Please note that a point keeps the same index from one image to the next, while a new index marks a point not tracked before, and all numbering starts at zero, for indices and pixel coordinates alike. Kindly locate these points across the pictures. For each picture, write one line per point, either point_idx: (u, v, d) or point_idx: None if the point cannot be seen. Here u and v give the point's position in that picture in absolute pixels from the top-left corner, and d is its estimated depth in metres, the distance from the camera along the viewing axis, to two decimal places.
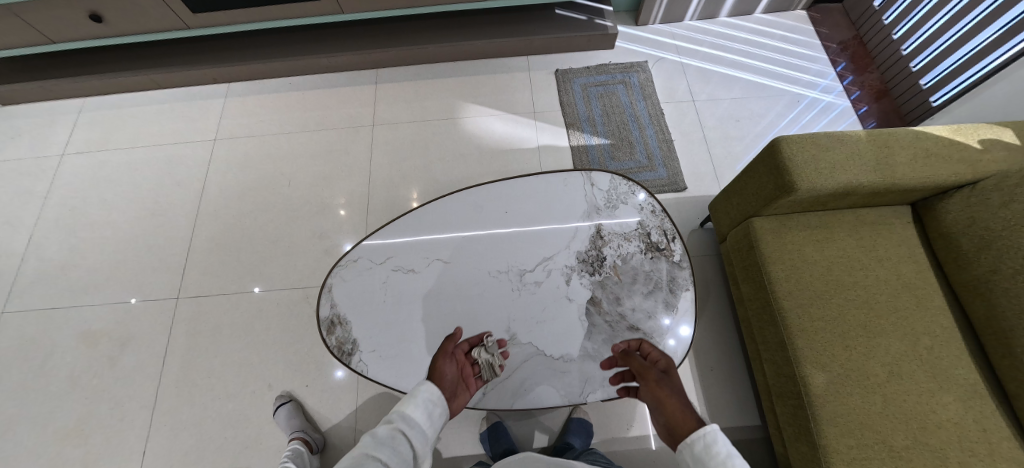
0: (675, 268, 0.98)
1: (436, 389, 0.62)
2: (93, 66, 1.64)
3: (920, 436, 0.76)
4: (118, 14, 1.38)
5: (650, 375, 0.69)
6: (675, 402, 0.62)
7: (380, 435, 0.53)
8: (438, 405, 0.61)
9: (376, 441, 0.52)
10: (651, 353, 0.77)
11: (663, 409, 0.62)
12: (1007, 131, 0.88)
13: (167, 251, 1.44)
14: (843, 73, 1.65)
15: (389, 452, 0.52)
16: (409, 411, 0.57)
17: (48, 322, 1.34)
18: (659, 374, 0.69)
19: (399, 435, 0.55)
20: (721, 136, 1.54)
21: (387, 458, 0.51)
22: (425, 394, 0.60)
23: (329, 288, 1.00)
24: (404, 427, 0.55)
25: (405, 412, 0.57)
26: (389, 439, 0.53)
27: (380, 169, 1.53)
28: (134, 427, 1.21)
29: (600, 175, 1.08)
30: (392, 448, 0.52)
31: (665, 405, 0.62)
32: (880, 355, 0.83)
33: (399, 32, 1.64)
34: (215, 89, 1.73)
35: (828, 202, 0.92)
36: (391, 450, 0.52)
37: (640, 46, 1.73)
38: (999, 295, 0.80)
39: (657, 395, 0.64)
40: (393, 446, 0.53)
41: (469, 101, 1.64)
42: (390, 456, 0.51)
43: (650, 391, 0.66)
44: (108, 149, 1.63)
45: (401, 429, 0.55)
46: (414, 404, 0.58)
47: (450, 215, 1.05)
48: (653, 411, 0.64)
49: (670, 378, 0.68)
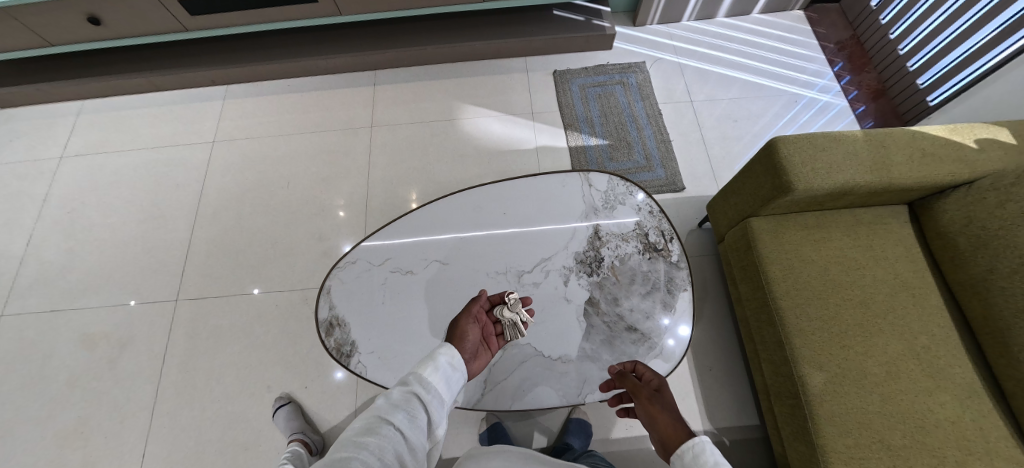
0: (673, 268, 0.98)
1: (454, 354, 0.57)
2: (92, 68, 1.64)
3: (918, 435, 0.76)
4: (117, 17, 1.38)
5: (641, 391, 0.67)
6: (667, 419, 0.60)
7: (393, 399, 0.47)
8: (455, 372, 0.55)
9: (389, 406, 0.46)
10: (642, 369, 0.75)
11: (656, 426, 0.60)
12: (1003, 131, 0.88)
13: (166, 253, 1.44)
14: (840, 73, 1.65)
15: (405, 416, 0.45)
16: (426, 375, 0.51)
17: (47, 325, 1.34)
18: (651, 391, 0.67)
19: (416, 399, 0.48)
20: (719, 136, 1.55)
21: (403, 423, 0.44)
22: (444, 358, 0.55)
23: (328, 290, 1.00)
24: (421, 392, 0.49)
25: (422, 376, 0.51)
26: (404, 403, 0.47)
27: (378, 171, 1.53)
28: (133, 429, 1.21)
29: (597, 175, 1.09)
30: (408, 413, 0.46)
31: (657, 422, 0.60)
32: (878, 355, 0.83)
33: (397, 34, 1.65)
34: (213, 91, 1.73)
35: (826, 202, 0.92)
36: (407, 415, 0.45)
37: (638, 47, 1.73)
38: (995, 294, 0.81)
39: (649, 413, 0.63)
40: (410, 409, 0.46)
41: (468, 102, 1.64)
42: (407, 422, 0.45)
43: (643, 409, 0.64)
44: (107, 151, 1.63)
45: (418, 394, 0.49)
46: (430, 369, 0.52)
47: (448, 216, 1.05)
48: (647, 429, 0.62)
49: (662, 396, 0.67)
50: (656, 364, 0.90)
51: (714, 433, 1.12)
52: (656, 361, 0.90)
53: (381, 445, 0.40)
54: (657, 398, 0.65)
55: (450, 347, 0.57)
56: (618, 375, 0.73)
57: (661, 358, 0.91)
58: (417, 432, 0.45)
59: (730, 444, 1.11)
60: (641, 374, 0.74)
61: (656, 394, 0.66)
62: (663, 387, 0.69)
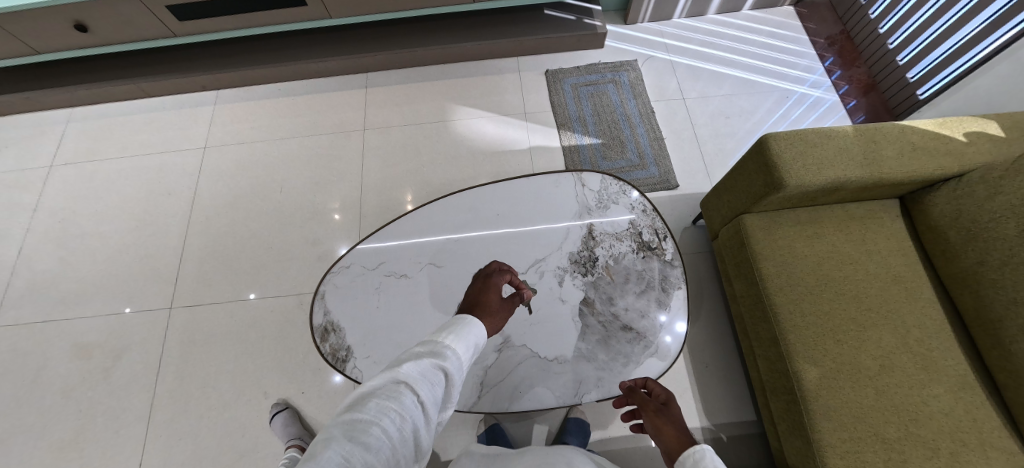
0: (667, 267, 0.98)
1: (479, 335, 0.54)
2: (80, 75, 1.62)
3: (912, 427, 0.77)
4: (104, 24, 1.37)
5: (648, 406, 0.69)
6: (673, 435, 0.62)
7: (420, 367, 0.43)
8: (476, 351, 0.53)
9: (416, 374, 0.42)
10: (651, 384, 0.75)
11: (663, 437, 0.63)
12: (992, 123, 0.88)
13: (159, 260, 1.43)
14: (831, 68, 1.66)
15: (430, 388, 0.42)
16: (453, 347, 0.48)
17: (40, 336, 1.33)
18: (659, 406, 0.69)
19: (441, 371, 0.45)
20: (711, 133, 1.55)
21: (427, 395, 0.41)
22: (472, 334, 0.53)
23: (322, 295, 0.99)
24: (446, 365, 0.46)
25: (448, 347, 0.48)
26: (430, 372, 0.43)
27: (372, 174, 1.52)
28: (128, 440, 1.19)
29: (591, 175, 1.09)
30: (432, 386, 0.43)
31: (664, 434, 0.63)
32: (871, 349, 0.83)
33: (388, 36, 1.64)
34: (203, 97, 1.72)
35: (817, 197, 0.92)
36: (433, 387, 0.42)
37: (629, 45, 1.73)
38: (986, 287, 0.81)
39: (656, 424, 0.65)
40: (435, 382, 0.43)
41: (460, 103, 1.64)
42: (432, 395, 0.42)
43: (649, 421, 0.66)
44: (97, 159, 1.61)
45: (445, 366, 0.45)
46: (457, 342, 0.49)
47: (442, 219, 1.05)
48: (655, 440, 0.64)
49: (669, 412, 0.68)
50: (652, 363, 0.90)
51: (712, 429, 1.12)
52: (651, 360, 0.90)
53: (402, 418, 0.37)
54: (666, 415, 0.67)
55: (477, 323, 0.54)
56: (627, 389, 0.74)
57: (656, 357, 0.91)
58: (435, 407, 0.42)
59: (727, 440, 1.11)
60: (650, 389, 0.74)
61: (664, 411, 0.67)
62: (671, 402, 0.70)
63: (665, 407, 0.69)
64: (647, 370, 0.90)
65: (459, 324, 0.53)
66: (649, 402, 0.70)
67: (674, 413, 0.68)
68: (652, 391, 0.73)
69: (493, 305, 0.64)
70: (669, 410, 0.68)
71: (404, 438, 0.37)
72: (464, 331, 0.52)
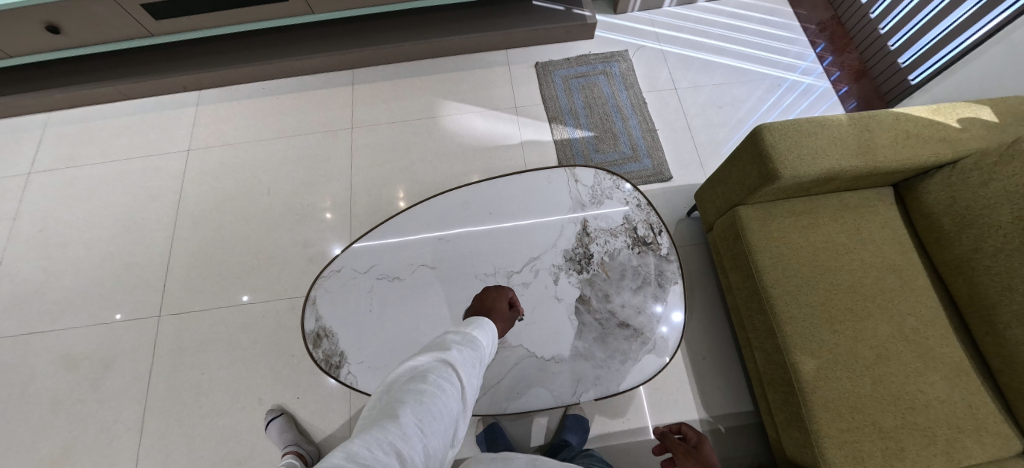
0: (663, 262, 0.98)
1: (496, 333, 0.61)
2: (54, 78, 1.57)
3: (909, 415, 0.77)
4: (78, 24, 1.32)
5: (679, 448, 0.82)
6: None
7: (462, 352, 0.50)
8: (495, 345, 0.60)
9: (460, 358, 0.49)
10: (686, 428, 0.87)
11: None
12: (985, 109, 0.88)
13: (145, 267, 1.40)
14: (822, 54, 1.65)
15: (470, 371, 0.48)
16: (482, 341, 0.55)
17: (26, 349, 1.30)
18: (688, 447, 0.82)
19: (477, 358, 0.52)
20: (704, 123, 1.54)
21: (468, 377, 0.47)
22: (491, 332, 0.60)
23: (313, 301, 0.97)
24: (479, 353, 0.53)
25: (478, 340, 0.54)
26: (470, 357, 0.50)
27: (361, 173, 1.49)
28: (121, 451, 1.17)
29: (584, 170, 1.07)
30: (472, 370, 0.49)
31: None
32: (867, 338, 0.83)
33: (373, 30, 1.60)
34: (184, 98, 1.67)
35: (812, 187, 0.92)
36: (472, 371, 0.49)
37: (619, 35, 1.70)
38: (980, 273, 0.81)
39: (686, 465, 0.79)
40: (473, 366, 0.49)
41: (449, 98, 1.61)
42: (471, 377, 0.48)
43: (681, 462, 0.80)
44: (78, 165, 1.56)
45: (479, 353, 0.52)
46: (483, 336, 0.56)
47: (433, 218, 1.03)
48: None
49: (699, 453, 0.80)
50: (648, 359, 0.90)
51: (710, 421, 1.13)
52: (648, 356, 0.90)
53: (456, 394, 0.44)
54: (695, 455, 0.80)
55: (493, 325, 0.62)
56: (660, 435, 0.87)
57: (654, 353, 0.90)
58: (474, 388, 0.49)
59: (725, 431, 1.11)
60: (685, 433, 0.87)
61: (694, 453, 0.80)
62: (703, 443, 0.82)
63: (697, 448, 0.81)
64: (645, 367, 0.89)
65: (481, 323, 0.60)
66: (680, 445, 0.82)
67: (706, 453, 0.80)
68: (687, 434, 0.86)
69: (501, 313, 0.72)
70: (701, 451, 0.81)
71: (455, 411, 0.43)
72: (487, 328, 0.59)
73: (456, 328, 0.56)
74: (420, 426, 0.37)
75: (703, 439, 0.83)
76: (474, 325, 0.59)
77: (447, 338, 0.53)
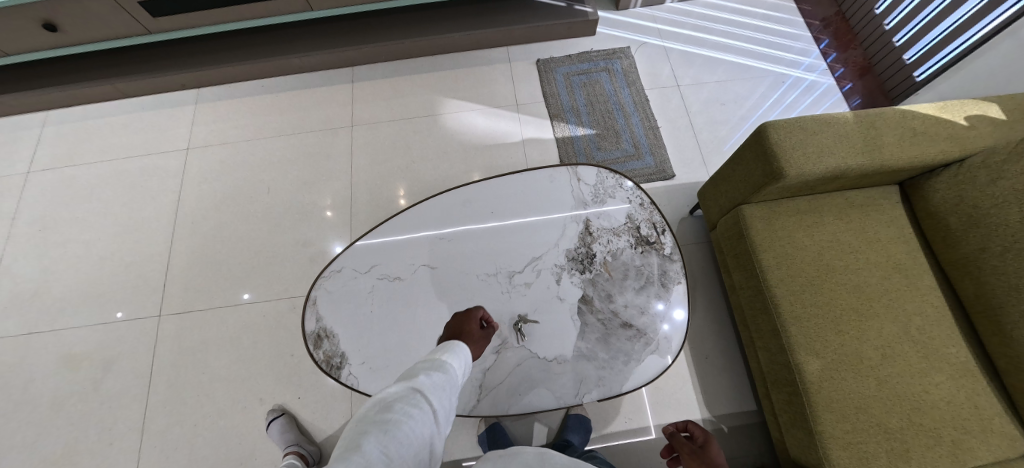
0: (666, 261, 0.97)
1: (471, 355, 0.61)
2: (52, 76, 1.55)
3: (915, 416, 0.76)
4: (75, 22, 1.30)
5: (685, 448, 0.80)
6: None
7: (432, 377, 0.49)
8: (470, 369, 0.59)
9: (430, 383, 0.48)
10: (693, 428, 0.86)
11: None
12: (993, 106, 0.86)
13: (145, 267, 1.39)
14: (826, 50, 1.63)
15: (440, 396, 0.48)
16: (454, 365, 0.54)
17: (26, 349, 1.29)
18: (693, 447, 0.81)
19: (448, 382, 0.51)
20: (706, 120, 1.53)
21: (438, 402, 0.47)
22: (465, 355, 0.59)
23: (313, 301, 0.96)
24: (451, 378, 0.52)
25: (450, 364, 0.54)
26: (441, 382, 0.49)
27: (361, 172, 1.48)
28: (122, 451, 1.17)
29: (586, 169, 1.06)
30: (443, 395, 0.48)
31: None
32: (873, 338, 0.83)
33: (373, 27, 1.58)
34: (183, 96, 1.65)
35: (817, 186, 0.91)
36: (442, 396, 0.48)
37: (621, 32, 1.69)
38: (988, 273, 0.80)
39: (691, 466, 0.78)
40: (443, 390, 0.49)
41: (449, 96, 1.59)
42: (442, 402, 0.47)
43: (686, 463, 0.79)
44: (76, 164, 1.55)
45: (451, 377, 0.52)
46: (455, 359, 0.55)
47: (434, 217, 1.02)
48: None
49: (704, 454, 0.79)
50: (652, 359, 0.89)
51: (713, 420, 1.12)
52: (652, 357, 0.89)
53: (425, 419, 0.43)
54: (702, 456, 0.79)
55: (468, 347, 0.61)
56: (667, 435, 0.85)
57: (657, 354, 0.90)
58: (447, 412, 0.48)
59: (728, 430, 1.11)
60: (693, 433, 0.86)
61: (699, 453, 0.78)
62: (710, 444, 0.80)
63: (703, 449, 0.80)
64: (649, 368, 0.89)
65: (454, 346, 0.59)
66: (686, 445, 0.81)
67: (713, 454, 0.79)
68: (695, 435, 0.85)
69: (474, 336, 0.70)
70: (707, 452, 0.79)
71: (426, 436, 0.42)
72: (461, 353, 0.58)
73: (428, 355, 0.55)
74: (386, 453, 0.36)
75: (710, 440, 0.82)
76: (448, 349, 0.58)
77: (417, 365, 0.52)
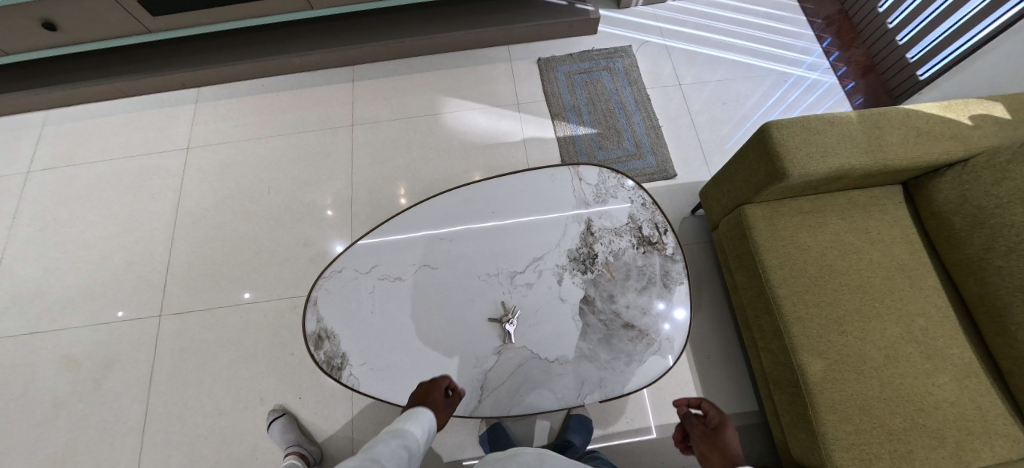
0: (669, 261, 0.96)
1: (435, 420, 0.70)
2: (52, 75, 1.55)
3: (918, 417, 0.76)
4: (74, 21, 1.30)
5: (696, 429, 0.72)
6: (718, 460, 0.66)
7: (390, 448, 0.59)
8: (432, 434, 0.68)
9: (388, 453, 0.58)
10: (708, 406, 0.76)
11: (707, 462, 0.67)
12: (997, 106, 0.86)
13: (145, 267, 1.39)
14: (829, 49, 1.62)
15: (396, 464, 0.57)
16: (414, 434, 0.64)
17: (27, 349, 1.29)
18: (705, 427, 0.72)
19: (406, 451, 0.61)
20: (708, 119, 1.52)
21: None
22: (429, 421, 0.69)
23: (314, 302, 0.96)
24: (409, 447, 0.61)
25: (410, 434, 0.64)
26: (398, 452, 0.59)
27: (362, 171, 1.48)
28: (123, 451, 1.17)
29: (587, 169, 1.05)
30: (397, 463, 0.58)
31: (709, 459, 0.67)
32: (876, 339, 0.82)
33: (373, 26, 1.58)
34: (184, 95, 1.65)
35: (820, 186, 0.90)
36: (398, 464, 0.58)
37: (622, 30, 1.68)
38: (993, 274, 0.80)
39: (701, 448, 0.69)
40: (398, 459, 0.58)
41: (450, 95, 1.59)
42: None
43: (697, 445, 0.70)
44: (76, 163, 1.55)
45: (409, 447, 0.61)
46: (417, 427, 0.65)
47: (435, 217, 1.02)
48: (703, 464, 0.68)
49: (715, 434, 0.70)
50: (654, 360, 0.89)
51: None
52: (654, 357, 0.89)
53: None
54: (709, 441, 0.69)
55: (432, 413, 0.71)
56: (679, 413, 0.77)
57: (659, 354, 0.89)
58: None
59: None
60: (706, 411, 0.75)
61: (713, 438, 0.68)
62: (724, 425, 0.70)
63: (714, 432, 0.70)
64: (650, 369, 0.88)
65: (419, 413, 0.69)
66: (698, 426, 0.72)
67: (727, 437, 0.68)
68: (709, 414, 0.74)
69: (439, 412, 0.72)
70: (720, 436, 0.69)
71: None
72: (425, 419, 0.68)
73: (395, 424, 0.65)
74: None
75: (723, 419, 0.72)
76: (414, 416, 0.68)
77: (383, 436, 0.62)
